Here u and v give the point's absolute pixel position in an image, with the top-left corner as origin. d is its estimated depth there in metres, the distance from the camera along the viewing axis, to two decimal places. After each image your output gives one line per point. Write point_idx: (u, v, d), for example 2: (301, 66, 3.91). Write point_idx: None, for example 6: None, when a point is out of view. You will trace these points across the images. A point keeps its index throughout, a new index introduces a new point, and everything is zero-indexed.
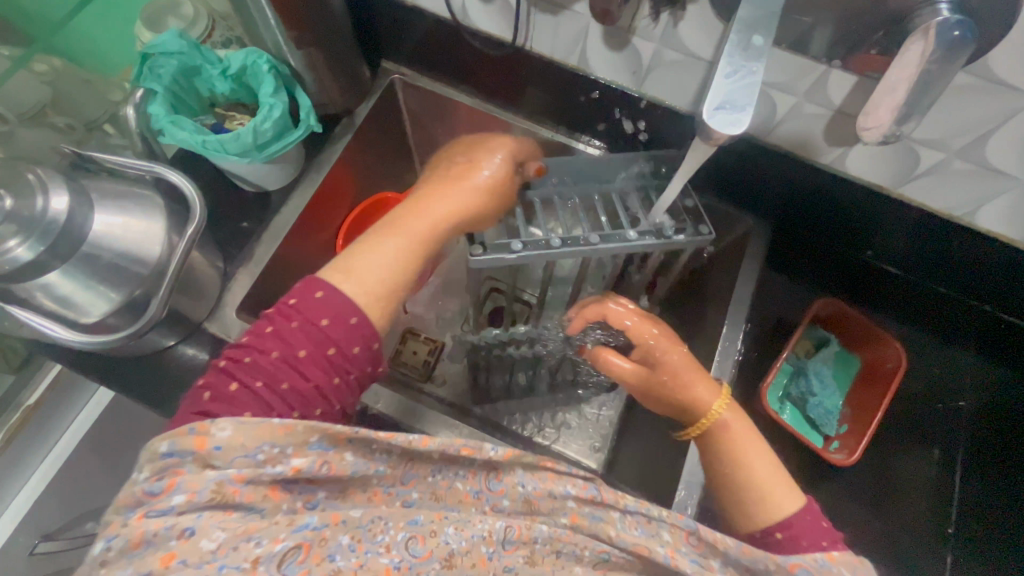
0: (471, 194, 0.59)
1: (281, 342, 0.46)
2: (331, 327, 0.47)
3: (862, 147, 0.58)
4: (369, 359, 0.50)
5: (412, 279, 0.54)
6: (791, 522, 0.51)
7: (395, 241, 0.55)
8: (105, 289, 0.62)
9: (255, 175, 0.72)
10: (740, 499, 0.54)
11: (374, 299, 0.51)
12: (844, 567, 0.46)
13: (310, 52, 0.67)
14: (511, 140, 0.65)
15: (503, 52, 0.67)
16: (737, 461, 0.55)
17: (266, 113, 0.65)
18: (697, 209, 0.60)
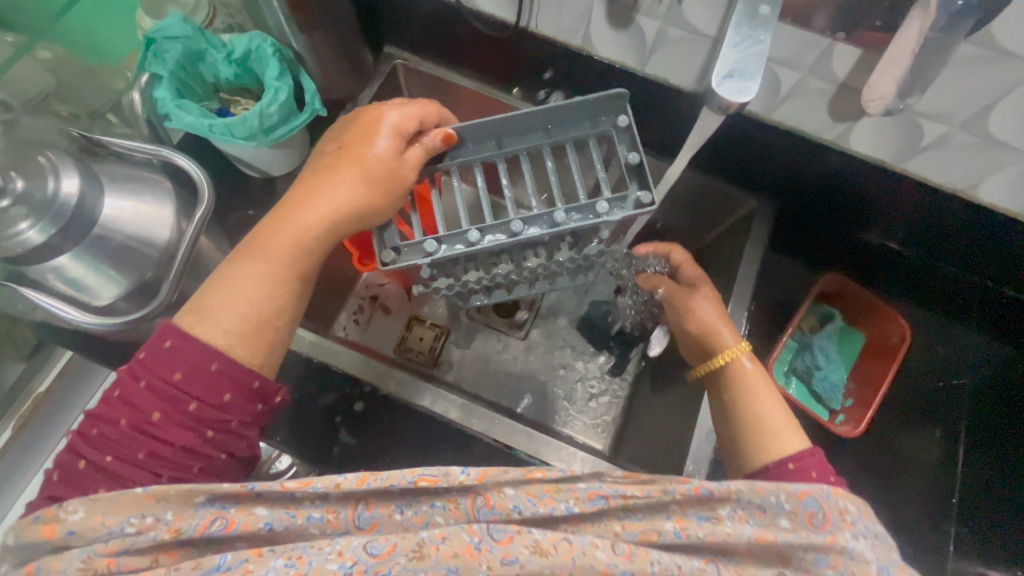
0: (344, 189, 0.52)
1: (131, 409, 0.45)
2: (186, 381, 0.45)
3: (868, 119, 0.59)
4: (248, 399, 0.48)
5: (290, 296, 0.51)
6: (802, 456, 0.52)
7: (257, 264, 0.50)
8: (113, 275, 0.56)
9: (262, 162, 0.71)
10: (752, 423, 0.56)
11: (239, 338, 0.48)
12: (850, 503, 0.41)
13: (314, 36, 0.66)
14: (392, 109, 0.56)
15: (506, 34, 0.71)
16: (755, 395, 0.58)
17: (272, 97, 0.63)
18: (639, 165, 0.56)
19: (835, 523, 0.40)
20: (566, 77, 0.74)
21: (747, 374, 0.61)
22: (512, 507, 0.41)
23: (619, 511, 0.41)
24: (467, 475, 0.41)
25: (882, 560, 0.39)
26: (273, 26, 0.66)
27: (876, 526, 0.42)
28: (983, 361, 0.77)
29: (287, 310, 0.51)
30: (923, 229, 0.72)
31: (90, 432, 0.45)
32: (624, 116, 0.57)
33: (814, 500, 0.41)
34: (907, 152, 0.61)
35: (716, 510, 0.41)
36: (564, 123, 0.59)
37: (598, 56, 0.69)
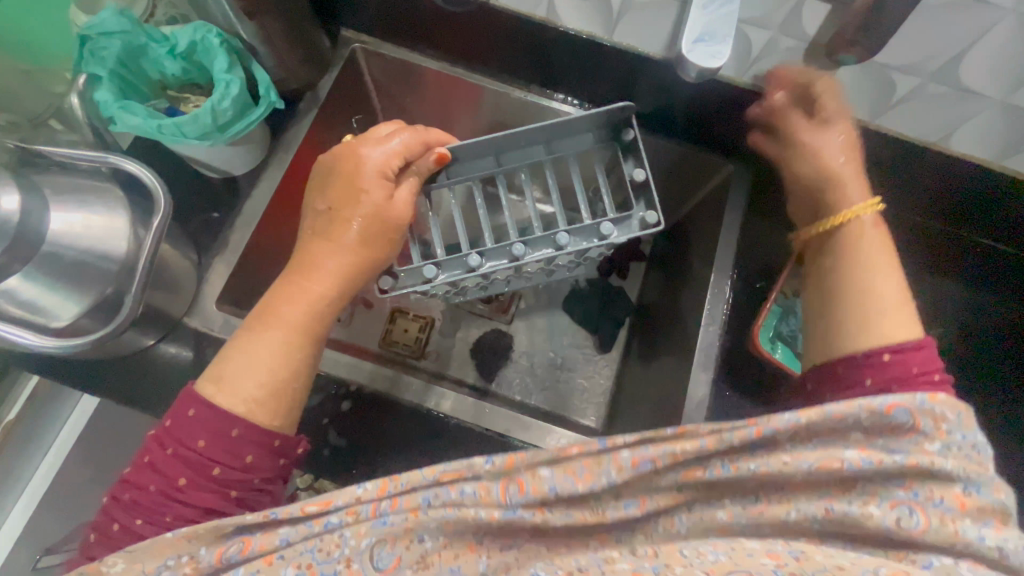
0: (353, 248, 0.55)
1: (158, 475, 0.47)
2: (209, 447, 0.47)
3: (838, 75, 0.58)
4: (271, 457, 0.49)
5: (316, 351, 0.53)
6: (908, 348, 0.49)
7: (270, 331, 0.51)
8: (70, 291, 0.53)
9: (220, 161, 0.68)
10: (859, 308, 0.54)
11: (259, 404, 0.49)
12: (946, 409, 0.40)
13: (265, 23, 0.62)
14: (378, 154, 0.57)
15: (468, 9, 0.69)
16: (866, 271, 0.55)
17: (224, 91, 0.59)
18: (646, 181, 0.60)
19: (926, 431, 0.39)
20: (532, 52, 0.72)
21: (865, 238, 0.58)
22: (548, 488, 0.39)
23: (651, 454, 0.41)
24: (494, 463, 0.40)
25: (972, 477, 0.37)
26: (219, 14, 0.62)
27: (977, 437, 0.40)
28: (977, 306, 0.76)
29: (304, 370, 0.52)
30: (912, 180, 0.70)
31: (122, 496, 0.47)
32: (630, 130, 0.61)
33: (904, 411, 0.38)
34: (879, 106, 0.61)
35: (775, 439, 0.38)
36: (563, 137, 0.63)
37: (564, 27, 0.67)
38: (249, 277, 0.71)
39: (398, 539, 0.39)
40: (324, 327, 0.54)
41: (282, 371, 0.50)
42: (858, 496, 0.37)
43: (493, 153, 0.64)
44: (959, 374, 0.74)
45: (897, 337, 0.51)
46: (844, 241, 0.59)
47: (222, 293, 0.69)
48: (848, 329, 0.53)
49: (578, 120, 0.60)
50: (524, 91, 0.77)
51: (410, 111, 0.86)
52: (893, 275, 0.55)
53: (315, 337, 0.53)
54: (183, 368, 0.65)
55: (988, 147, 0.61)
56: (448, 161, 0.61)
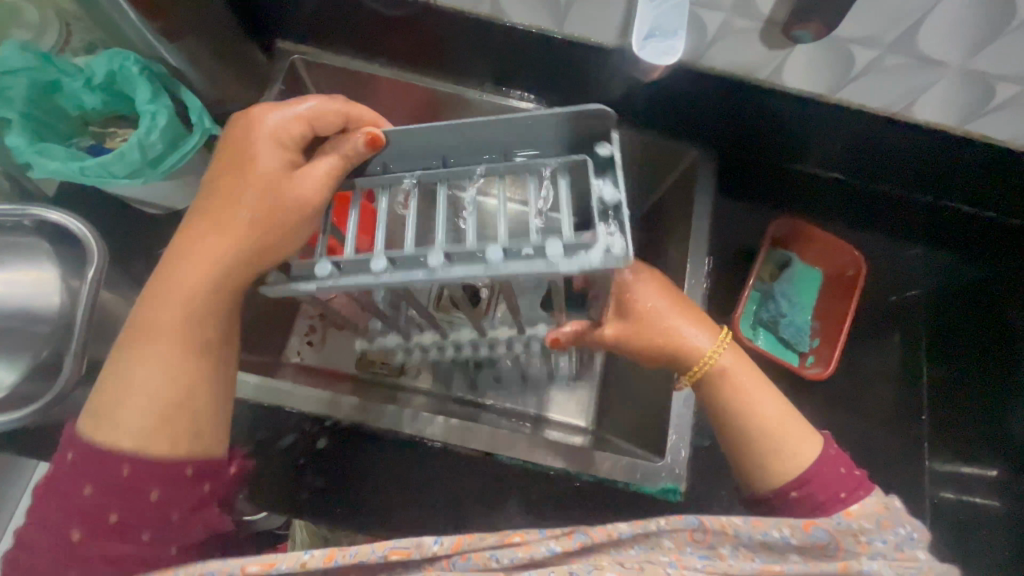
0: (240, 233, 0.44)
1: (43, 537, 0.38)
2: (97, 495, 0.39)
3: (794, 52, 0.57)
4: (187, 487, 0.41)
5: (208, 362, 0.43)
6: (805, 480, 0.47)
7: (146, 346, 0.42)
8: (6, 357, 0.50)
9: (158, 198, 0.63)
10: (754, 455, 0.49)
11: (151, 433, 0.40)
12: (864, 522, 0.43)
13: (186, 45, 0.59)
14: (276, 124, 0.47)
15: (408, 10, 0.65)
16: (744, 414, 0.51)
17: (150, 123, 0.55)
18: (617, 207, 0.42)
19: (850, 548, 0.42)
20: (484, 50, 0.68)
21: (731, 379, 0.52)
22: (490, 555, 0.38)
23: (610, 546, 0.40)
24: (442, 545, 0.38)
25: (904, 575, 0.40)
26: (137, 39, 0.58)
27: (898, 534, 0.43)
28: (939, 269, 0.82)
29: (202, 384, 0.43)
30: (880, 144, 0.68)
31: (14, 556, 0.39)
32: (606, 144, 0.44)
33: (824, 532, 0.42)
34: (840, 81, 0.59)
35: (716, 548, 0.40)
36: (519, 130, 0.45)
37: (511, 22, 0.64)
38: None
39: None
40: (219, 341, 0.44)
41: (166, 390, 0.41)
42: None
43: (435, 152, 0.47)
44: (922, 331, 0.82)
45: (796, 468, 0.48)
46: (707, 394, 0.52)
47: None
48: (758, 477, 0.49)
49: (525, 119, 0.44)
50: (479, 91, 0.72)
51: None
52: (766, 394, 0.52)
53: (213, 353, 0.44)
54: None
55: (951, 114, 0.60)
56: (384, 144, 0.46)
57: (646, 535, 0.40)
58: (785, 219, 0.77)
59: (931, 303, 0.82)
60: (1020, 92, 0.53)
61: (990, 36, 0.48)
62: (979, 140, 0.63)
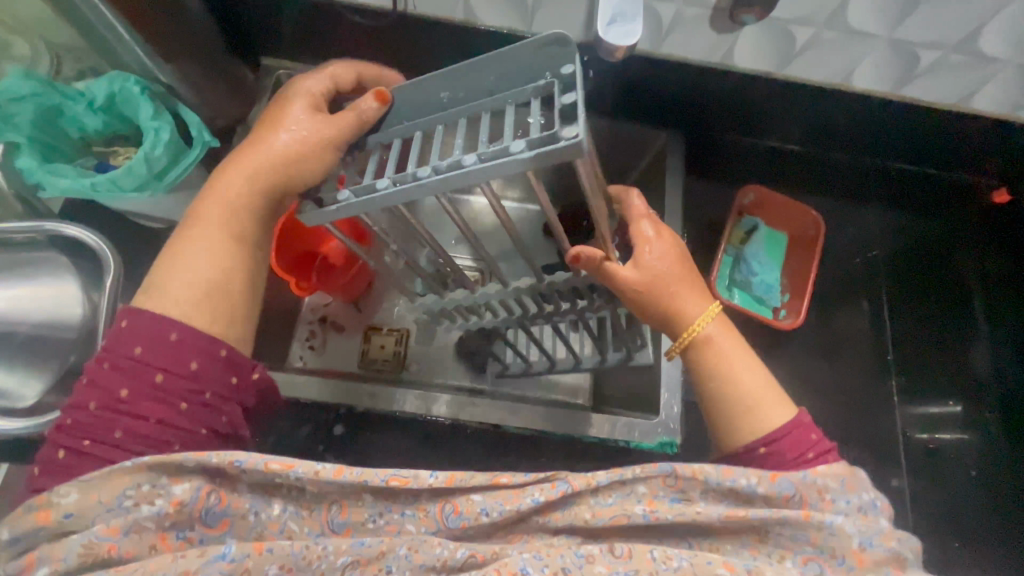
0: (269, 161, 0.47)
1: (98, 391, 0.42)
2: (147, 354, 0.42)
3: (742, 34, 0.63)
4: (220, 369, 0.44)
5: (242, 267, 0.48)
6: (777, 437, 0.48)
7: (192, 239, 0.47)
8: (30, 369, 0.52)
9: (162, 211, 0.66)
10: (726, 412, 0.51)
11: (192, 307, 0.44)
12: (830, 480, 0.44)
13: (180, 65, 0.62)
14: (311, 82, 0.51)
15: (387, 20, 0.70)
16: (724, 378, 0.51)
17: (154, 138, 0.58)
18: (574, 107, 0.38)
19: (813, 504, 0.42)
20: (458, 53, 0.73)
21: (717, 348, 0.53)
22: (479, 509, 0.41)
23: (587, 492, 0.42)
24: (437, 478, 0.40)
25: (863, 532, 0.41)
26: (133, 63, 0.61)
27: (861, 497, 0.43)
28: (897, 229, 0.88)
29: (235, 277, 0.47)
30: (829, 114, 0.75)
31: (65, 422, 0.42)
32: (569, 64, 0.41)
33: (790, 484, 0.42)
34: (784, 58, 0.66)
35: (687, 491, 0.42)
36: (517, 68, 0.43)
37: (483, 26, 0.69)
38: None
39: (370, 563, 0.38)
40: (252, 238, 0.49)
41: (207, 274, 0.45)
42: (775, 550, 0.41)
43: (436, 103, 0.47)
44: (889, 285, 0.88)
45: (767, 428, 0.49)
46: (692, 358, 0.53)
47: None
48: (727, 431, 0.51)
49: (507, 56, 0.42)
50: None
51: None
52: (746, 366, 0.52)
53: (246, 242, 0.48)
54: None
55: (886, 81, 0.67)
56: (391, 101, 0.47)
57: (622, 482, 0.42)
58: (750, 187, 0.83)
59: (893, 260, 0.88)
60: (940, 56, 0.60)
61: (907, 7, 0.54)
62: (912, 105, 0.70)
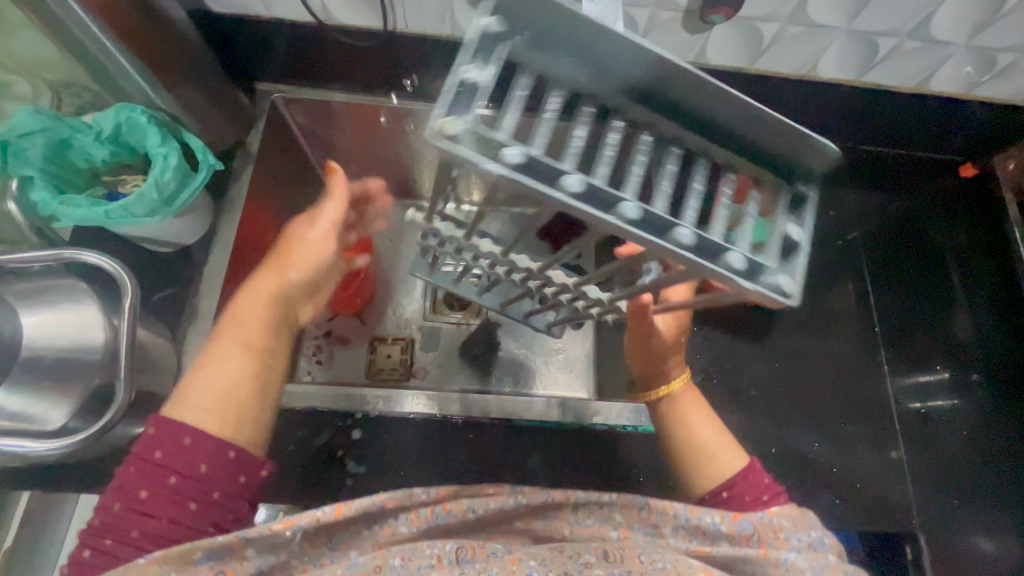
0: (274, 280, 0.64)
1: (122, 493, 0.48)
2: (165, 458, 0.49)
3: (713, 33, 0.67)
4: (226, 470, 0.50)
5: (252, 378, 0.57)
6: (735, 480, 0.58)
7: (213, 359, 0.57)
8: (56, 397, 0.53)
9: (170, 235, 0.70)
10: (693, 456, 0.63)
11: (209, 413, 0.52)
12: (783, 519, 0.51)
13: (183, 93, 0.66)
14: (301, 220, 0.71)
15: (376, 39, 0.74)
16: (687, 428, 0.66)
17: (163, 164, 0.61)
18: (793, 250, 0.36)
19: (769, 542, 0.49)
20: (445, 66, 0.77)
21: (682, 402, 0.69)
22: (466, 508, 0.49)
23: (568, 509, 0.52)
24: (428, 494, 0.49)
25: (813, 566, 0.47)
26: (137, 94, 0.64)
27: (810, 535, 0.50)
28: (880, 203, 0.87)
29: (243, 385, 0.56)
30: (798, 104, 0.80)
31: (95, 522, 0.48)
32: (808, 187, 0.37)
33: (748, 523, 0.50)
34: (755, 54, 0.70)
35: (659, 526, 0.50)
36: (767, 147, 0.35)
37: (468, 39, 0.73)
38: None
39: None
40: (269, 342, 0.61)
41: (220, 383, 0.55)
42: None
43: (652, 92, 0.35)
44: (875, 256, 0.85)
45: (727, 474, 0.60)
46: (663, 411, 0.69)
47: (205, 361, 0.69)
48: (696, 475, 0.62)
49: (779, 130, 0.34)
50: None
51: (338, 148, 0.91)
52: (708, 424, 0.66)
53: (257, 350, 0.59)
54: None
55: (849, 69, 0.72)
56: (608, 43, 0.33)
57: (601, 506, 0.52)
58: None
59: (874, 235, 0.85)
60: (897, 43, 0.66)
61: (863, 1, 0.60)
62: (875, 90, 0.75)
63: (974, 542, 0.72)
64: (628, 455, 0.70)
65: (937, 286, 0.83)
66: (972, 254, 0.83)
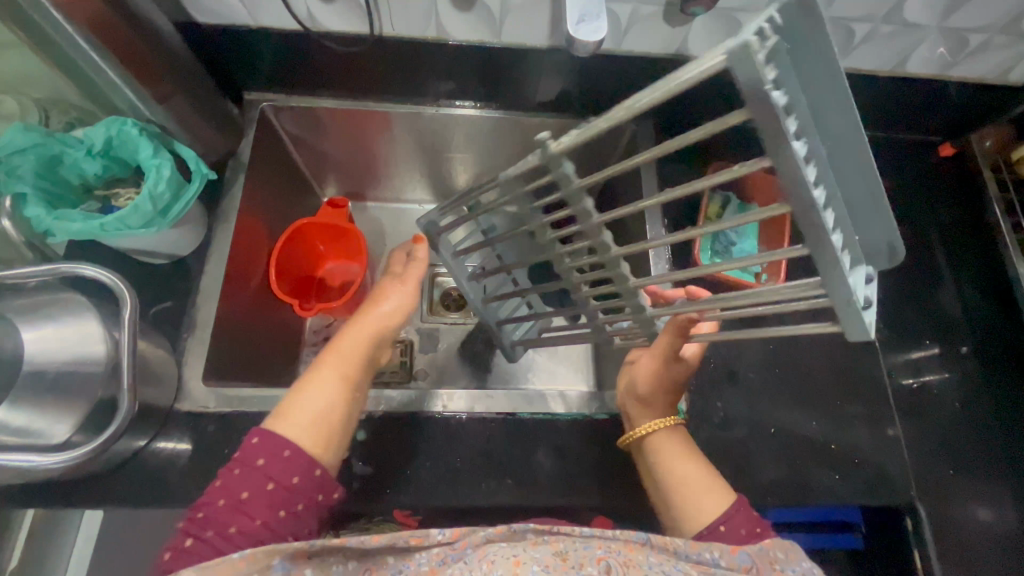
0: (378, 319, 0.61)
1: (224, 491, 0.51)
2: (268, 464, 0.52)
3: (693, 25, 0.68)
4: (313, 488, 0.53)
5: (348, 416, 0.58)
6: (729, 514, 0.56)
7: (316, 388, 0.57)
8: (58, 413, 0.53)
9: (165, 246, 0.70)
10: (681, 498, 0.58)
11: (314, 438, 0.55)
12: (779, 551, 0.51)
13: (172, 105, 0.66)
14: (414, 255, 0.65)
15: (363, 45, 0.75)
16: (670, 471, 0.60)
17: (156, 175, 0.61)
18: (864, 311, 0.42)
19: (768, 572, 0.49)
20: (433, 67, 0.78)
21: (668, 444, 0.62)
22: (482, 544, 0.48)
23: (571, 536, 0.49)
24: (444, 533, 0.48)
25: None
26: (127, 108, 0.64)
27: (804, 564, 0.50)
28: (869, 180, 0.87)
29: (337, 419, 0.57)
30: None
31: (196, 514, 0.51)
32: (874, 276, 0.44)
33: (747, 555, 0.49)
34: None
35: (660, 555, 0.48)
36: (862, 226, 0.42)
37: (454, 40, 0.74)
38: (223, 349, 0.73)
39: None
40: (363, 381, 0.60)
41: (319, 415, 0.56)
42: None
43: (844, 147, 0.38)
44: None
45: (715, 507, 0.57)
46: (647, 449, 0.63)
47: (206, 371, 0.70)
48: (686, 512, 0.58)
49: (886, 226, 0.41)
50: (434, 107, 0.83)
51: (329, 154, 0.92)
52: (694, 461, 0.61)
53: (353, 386, 0.59)
54: (184, 458, 0.65)
55: None
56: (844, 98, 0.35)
57: (605, 538, 0.49)
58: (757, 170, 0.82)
59: None
60: (872, 28, 0.69)
61: None
62: (852, 75, 0.77)
63: (971, 510, 0.72)
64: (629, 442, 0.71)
65: (924, 259, 0.84)
66: (954, 229, 0.85)
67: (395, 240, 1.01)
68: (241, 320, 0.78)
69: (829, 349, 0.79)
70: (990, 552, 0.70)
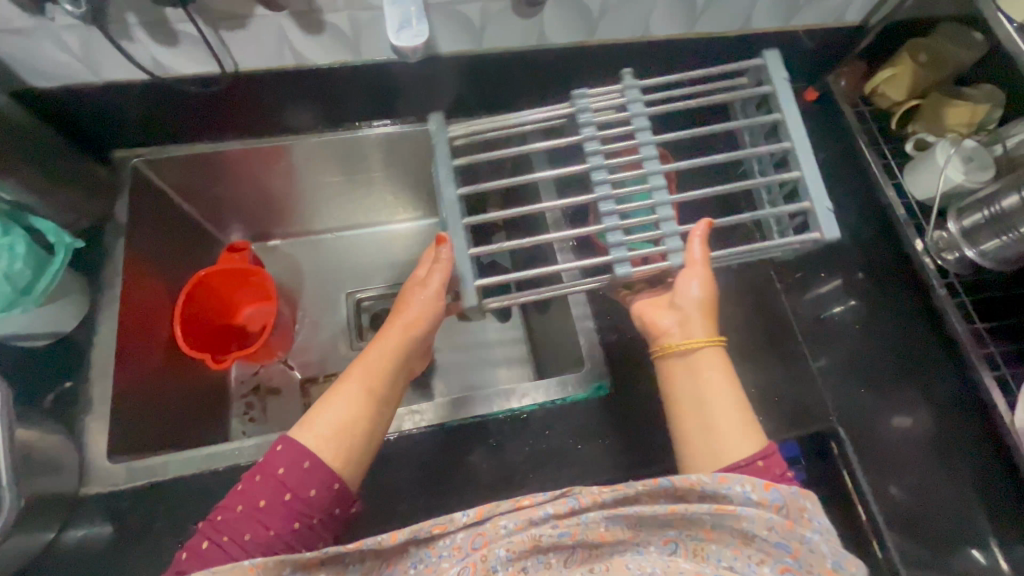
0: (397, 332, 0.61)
1: (245, 497, 0.52)
2: (288, 474, 0.52)
3: (544, 14, 0.70)
4: (331, 501, 0.53)
5: (368, 428, 0.56)
6: (767, 453, 0.53)
7: (340, 395, 0.56)
8: None
9: (43, 324, 0.67)
10: (715, 426, 0.55)
11: (330, 447, 0.54)
12: (810, 501, 0.50)
13: (22, 179, 0.62)
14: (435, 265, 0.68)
15: (226, 83, 0.73)
16: (705, 400, 0.56)
17: (9, 253, 0.61)
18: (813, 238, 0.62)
19: (796, 519, 0.49)
20: (308, 95, 0.76)
21: (710, 371, 0.58)
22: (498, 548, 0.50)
23: (596, 508, 0.51)
24: (467, 515, 0.50)
25: (835, 555, 0.47)
26: None
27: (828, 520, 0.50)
28: None
29: (360, 429, 0.56)
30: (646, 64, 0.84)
31: (215, 517, 0.52)
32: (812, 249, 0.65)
33: (779, 495, 0.49)
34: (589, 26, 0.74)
35: (682, 495, 0.51)
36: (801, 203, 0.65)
37: (316, 64, 0.73)
38: (131, 420, 0.70)
39: None
40: (387, 394, 0.59)
41: (340, 422, 0.55)
42: (756, 553, 0.49)
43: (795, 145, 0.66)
44: None
45: (749, 444, 0.54)
46: (686, 373, 0.58)
47: (112, 446, 0.66)
48: (718, 445, 0.54)
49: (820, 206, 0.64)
50: (321, 134, 0.82)
51: (224, 198, 0.89)
52: (729, 388, 0.57)
53: (374, 399, 0.57)
54: (107, 538, 0.62)
55: (679, 22, 0.77)
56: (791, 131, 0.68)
57: (625, 496, 0.51)
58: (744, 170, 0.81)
59: None
60: None
61: None
62: (708, 38, 0.81)
63: (888, 420, 0.77)
64: (566, 424, 0.71)
65: None
66: (833, 167, 0.90)
67: (313, 274, 0.99)
68: (150, 386, 0.74)
69: (741, 298, 0.82)
70: (913, 456, 0.75)
